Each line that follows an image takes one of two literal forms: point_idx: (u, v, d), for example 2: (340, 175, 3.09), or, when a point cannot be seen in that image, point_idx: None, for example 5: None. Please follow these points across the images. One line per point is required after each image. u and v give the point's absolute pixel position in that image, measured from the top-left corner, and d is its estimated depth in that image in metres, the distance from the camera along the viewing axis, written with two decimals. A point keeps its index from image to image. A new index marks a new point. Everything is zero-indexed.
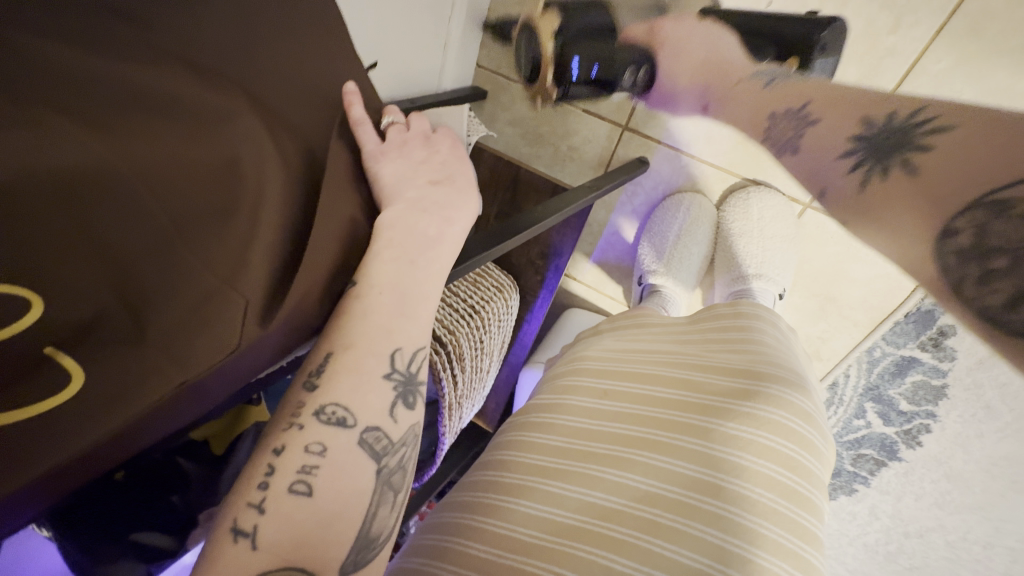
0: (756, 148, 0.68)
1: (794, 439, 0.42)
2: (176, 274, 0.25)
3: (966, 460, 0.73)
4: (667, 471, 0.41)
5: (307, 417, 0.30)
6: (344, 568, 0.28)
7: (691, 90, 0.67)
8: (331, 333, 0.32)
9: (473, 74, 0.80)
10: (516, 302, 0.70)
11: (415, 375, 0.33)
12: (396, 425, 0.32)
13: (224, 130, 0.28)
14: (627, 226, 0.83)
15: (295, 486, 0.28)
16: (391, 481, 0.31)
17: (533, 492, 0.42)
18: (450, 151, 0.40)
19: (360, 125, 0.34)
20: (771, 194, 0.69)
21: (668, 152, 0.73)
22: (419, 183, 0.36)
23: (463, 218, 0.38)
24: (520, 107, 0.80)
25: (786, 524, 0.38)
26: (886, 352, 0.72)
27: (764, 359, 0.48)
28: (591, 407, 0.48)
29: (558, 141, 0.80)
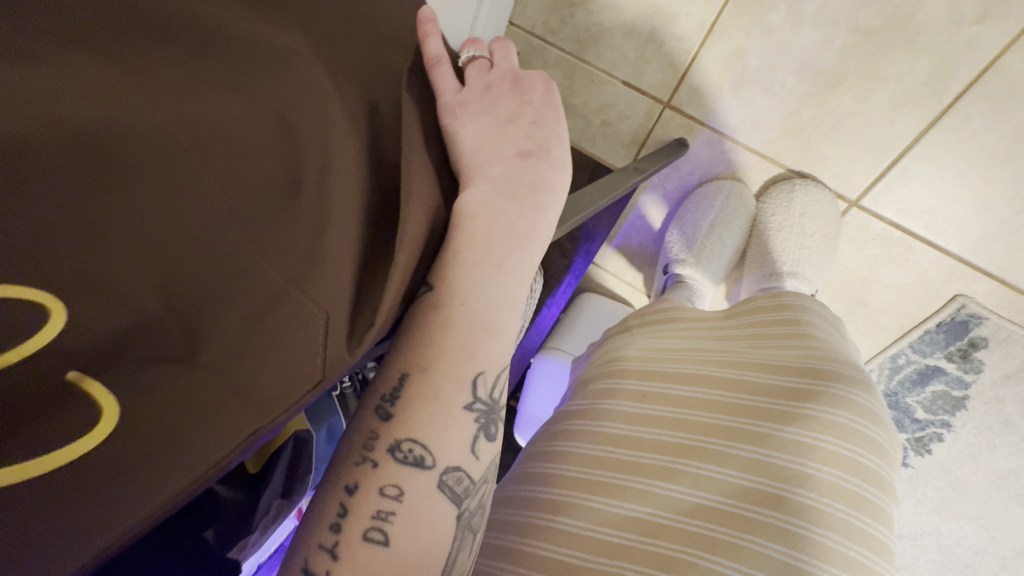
0: (806, 138, 0.64)
1: (859, 443, 0.39)
2: (239, 281, 0.22)
3: (973, 470, 0.73)
4: (720, 481, 0.39)
5: (382, 454, 0.27)
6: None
7: (744, 70, 0.62)
8: (407, 351, 0.29)
9: (503, 30, 0.73)
10: (540, 286, 0.65)
11: (497, 402, 0.31)
12: (477, 462, 0.29)
13: (299, 111, 0.25)
14: (655, 212, 0.79)
15: (370, 534, 0.25)
16: (471, 523, 0.29)
17: (576, 508, 0.41)
18: (544, 99, 0.34)
19: (437, 65, 0.31)
20: (819, 188, 0.65)
21: (710, 135, 0.68)
22: (504, 155, 0.32)
23: (555, 206, 0.33)
24: (553, 73, 0.74)
25: (856, 535, 0.36)
26: (910, 360, 0.71)
27: (817, 352, 0.44)
28: (629, 411, 0.45)
29: (590, 115, 0.75)
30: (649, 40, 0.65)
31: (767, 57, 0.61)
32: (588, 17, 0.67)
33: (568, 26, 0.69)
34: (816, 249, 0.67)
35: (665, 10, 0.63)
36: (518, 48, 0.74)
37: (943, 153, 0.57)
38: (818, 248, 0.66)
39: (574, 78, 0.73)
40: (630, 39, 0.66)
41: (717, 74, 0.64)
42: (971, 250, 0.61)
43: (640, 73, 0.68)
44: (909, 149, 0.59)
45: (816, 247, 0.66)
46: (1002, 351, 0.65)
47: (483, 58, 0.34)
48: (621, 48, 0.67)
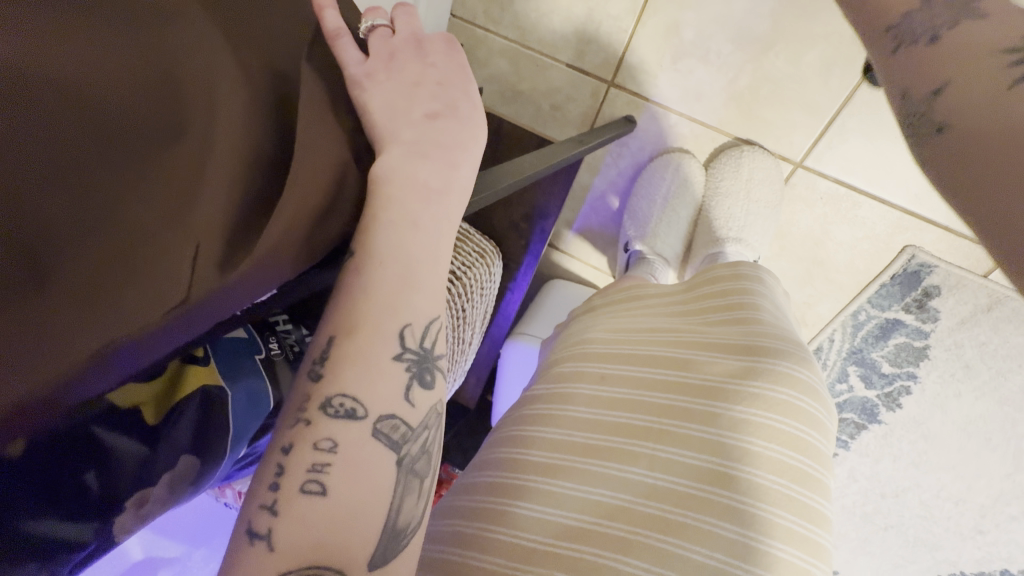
0: (747, 104, 0.65)
1: (803, 419, 0.39)
2: (101, 208, 0.21)
3: (942, 420, 0.74)
4: (677, 463, 0.39)
5: (314, 412, 0.26)
6: (373, 561, 0.25)
7: (681, 43, 0.64)
8: (334, 314, 0.29)
9: (445, 24, 0.73)
10: (499, 270, 0.65)
11: (431, 351, 0.30)
12: (414, 410, 0.28)
13: (170, 47, 0.24)
14: (611, 192, 0.80)
15: (307, 486, 0.25)
16: (415, 468, 0.28)
17: (534, 493, 0.40)
18: (447, 61, 0.35)
19: (338, 37, 0.30)
20: (763, 155, 0.67)
21: (655, 110, 0.70)
22: (413, 118, 0.32)
23: (470, 162, 0.34)
24: (498, 63, 0.74)
25: (797, 508, 0.37)
26: (870, 316, 0.72)
27: (768, 327, 0.44)
28: (589, 394, 0.45)
29: (539, 100, 0.75)
30: (587, 22, 0.67)
31: (701, 28, 0.62)
32: (527, 3, 0.68)
33: (508, 14, 0.70)
34: (759, 217, 0.69)
35: None
36: (462, 40, 0.74)
37: (875, 109, 0.59)
38: (761, 216, 0.69)
39: (520, 66, 0.73)
40: (569, 23, 0.67)
41: (655, 49, 0.65)
42: (912, 200, 0.63)
43: (583, 53, 0.69)
44: (844, 107, 0.60)
45: (759, 215, 0.69)
46: (955, 298, 0.67)
47: (385, 26, 0.34)
48: (562, 32, 0.69)
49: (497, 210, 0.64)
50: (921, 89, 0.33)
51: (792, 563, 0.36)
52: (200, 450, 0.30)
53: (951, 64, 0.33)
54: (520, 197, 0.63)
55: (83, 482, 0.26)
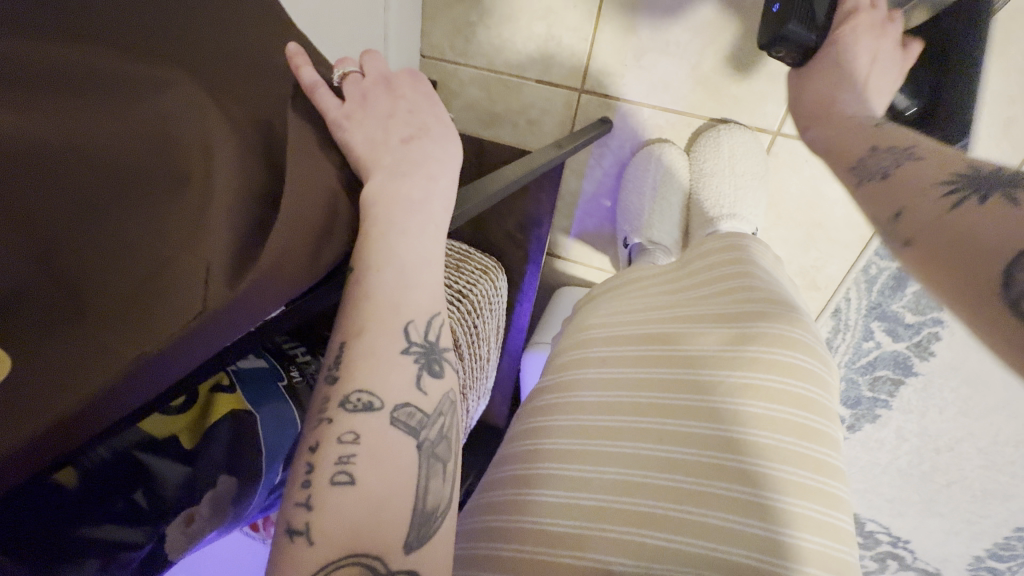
0: (714, 85, 0.67)
1: (805, 377, 0.39)
2: (128, 244, 0.24)
3: (980, 361, 0.72)
4: (680, 434, 0.39)
5: (334, 409, 0.28)
6: (409, 544, 0.26)
7: (640, 38, 0.67)
8: (343, 321, 0.31)
9: (417, 65, 0.77)
10: (504, 283, 0.67)
11: (436, 343, 0.31)
12: (427, 397, 0.30)
13: (167, 109, 0.27)
14: (601, 192, 0.81)
15: (336, 478, 0.26)
16: (436, 452, 0.29)
17: (551, 478, 0.41)
18: (415, 92, 0.37)
19: (316, 88, 0.32)
20: (740, 130, 0.68)
21: (627, 107, 0.72)
22: (391, 144, 0.34)
23: (449, 173, 0.35)
24: (471, 91, 0.78)
25: (808, 463, 0.37)
26: (882, 267, 0.72)
27: (758, 290, 0.43)
28: (592, 378, 0.45)
29: (516, 118, 0.78)
30: (548, 37, 0.70)
31: (656, 23, 0.65)
32: (488, 32, 0.72)
33: (472, 45, 0.73)
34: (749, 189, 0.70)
35: (555, 5, 0.67)
36: (435, 77, 0.78)
37: None
38: (751, 187, 0.70)
39: (493, 90, 0.77)
40: (531, 41, 0.71)
41: (617, 50, 0.68)
42: None
43: (549, 67, 0.72)
44: None
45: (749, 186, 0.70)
46: None
47: (355, 71, 0.36)
48: (525, 50, 0.72)
49: (492, 225, 0.66)
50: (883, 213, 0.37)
51: (810, 518, 0.35)
52: (234, 465, 0.34)
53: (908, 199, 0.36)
54: (512, 209, 0.64)
55: (131, 501, 0.31)
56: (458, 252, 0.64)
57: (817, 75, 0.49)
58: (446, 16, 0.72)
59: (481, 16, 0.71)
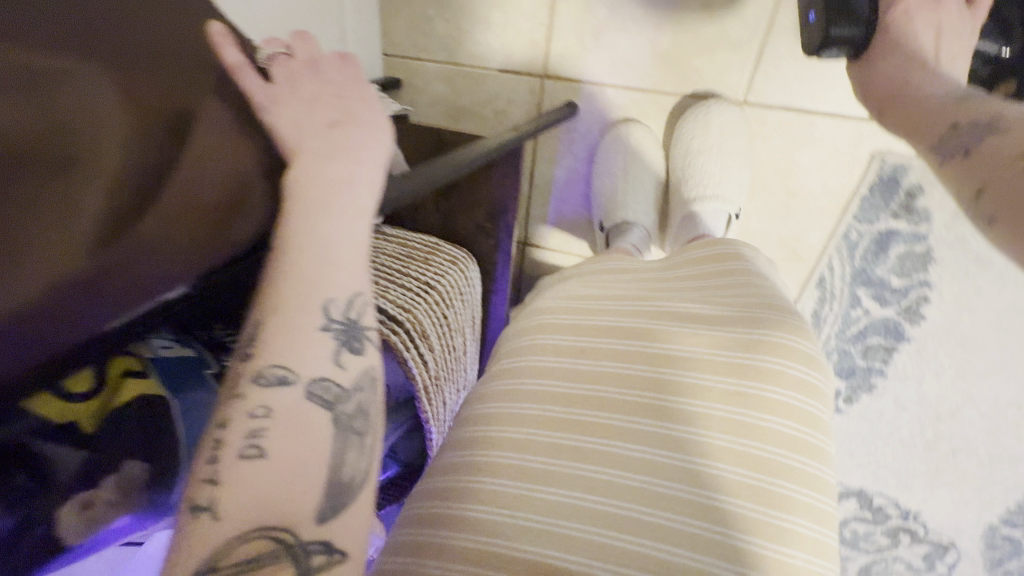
0: (677, 60, 0.66)
1: (799, 390, 0.39)
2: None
3: (972, 321, 0.71)
4: (673, 437, 0.38)
5: (246, 385, 0.28)
6: (322, 514, 0.27)
7: (597, 19, 0.66)
8: (262, 300, 0.30)
9: (380, 63, 0.77)
10: (476, 275, 0.67)
11: (358, 320, 0.31)
12: (345, 372, 0.30)
13: (58, 63, 0.25)
14: (574, 178, 0.81)
15: (245, 451, 0.26)
16: (354, 426, 0.29)
17: (513, 468, 0.39)
18: (343, 75, 0.37)
19: (240, 69, 0.32)
20: (728, 108, 0.67)
21: (592, 89, 0.71)
22: (316, 127, 0.34)
23: (377, 155, 0.35)
24: (435, 85, 0.77)
25: (797, 476, 0.37)
26: (862, 233, 0.70)
27: (758, 302, 0.44)
28: (571, 368, 0.43)
29: (481, 110, 0.77)
30: (505, 26, 0.70)
31: (612, 2, 0.65)
32: (447, 25, 0.72)
33: (432, 39, 0.73)
34: (733, 170, 0.69)
35: None
36: (399, 75, 0.78)
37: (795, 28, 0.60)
38: (735, 168, 0.69)
39: (457, 84, 0.76)
40: (490, 30, 0.71)
41: (575, 32, 0.68)
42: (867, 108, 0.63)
43: (510, 55, 0.72)
44: (769, 37, 0.61)
45: (733, 167, 0.69)
46: (940, 190, 0.65)
47: (281, 54, 0.36)
48: (485, 40, 0.72)
49: (459, 216, 0.65)
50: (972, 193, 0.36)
51: (796, 531, 0.36)
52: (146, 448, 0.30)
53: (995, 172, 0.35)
54: (477, 198, 0.63)
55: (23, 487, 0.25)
56: (426, 244, 0.63)
57: (882, 58, 0.46)
58: (405, 12, 0.72)
59: (439, 9, 0.71)
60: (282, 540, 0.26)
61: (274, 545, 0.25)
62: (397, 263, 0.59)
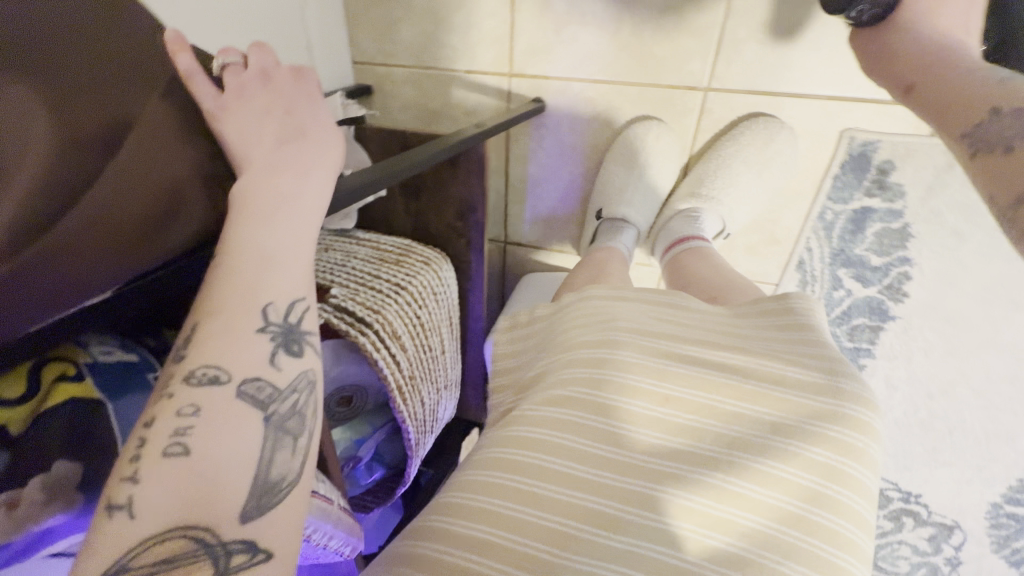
0: (638, 50, 0.66)
1: (875, 469, 0.36)
2: None
3: (956, 296, 0.70)
4: (747, 499, 0.34)
5: (179, 385, 0.29)
6: (246, 513, 0.27)
7: (556, 15, 0.67)
8: (200, 304, 0.32)
9: (351, 70, 0.78)
10: (450, 275, 0.67)
11: (297, 325, 0.33)
12: (280, 372, 0.32)
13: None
14: (548, 174, 0.81)
15: (170, 449, 0.27)
16: (285, 426, 0.31)
17: (552, 502, 0.35)
18: (289, 94, 0.40)
19: (192, 76, 0.33)
20: (789, 131, 0.66)
21: (558, 85, 0.72)
22: (264, 142, 0.37)
23: (325, 166, 0.39)
24: (406, 90, 0.78)
25: (863, 556, 0.33)
26: (838, 212, 0.70)
27: (842, 362, 0.40)
28: (636, 407, 0.39)
29: (452, 112, 0.78)
30: (469, 27, 0.70)
31: None
32: (411, 29, 0.73)
33: (398, 44, 0.74)
34: (742, 192, 0.71)
35: None
36: (370, 81, 0.79)
37: (753, 11, 0.60)
38: (746, 190, 0.71)
39: (427, 87, 0.77)
40: (453, 32, 0.71)
41: (536, 29, 0.68)
42: (831, 86, 0.62)
43: (475, 56, 0.72)
44: (727, 21, 0.61)
45: (745, 189, 0.71)
46: (912, 165, 0.64)
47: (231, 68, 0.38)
48: (449, 42, 0.72)
49: (430, 217, 0.66)
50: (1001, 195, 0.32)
51: None
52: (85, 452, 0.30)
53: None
54: (445, 199, 0.64)
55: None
56: (398, 246, 0.64)
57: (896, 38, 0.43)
58: (370, 20, 0.73)
59: (402, 15, 0.72)
60: (202, 539, 0.26)
61: (192, 544, 0.26)
62: (369, 266, 0.59)
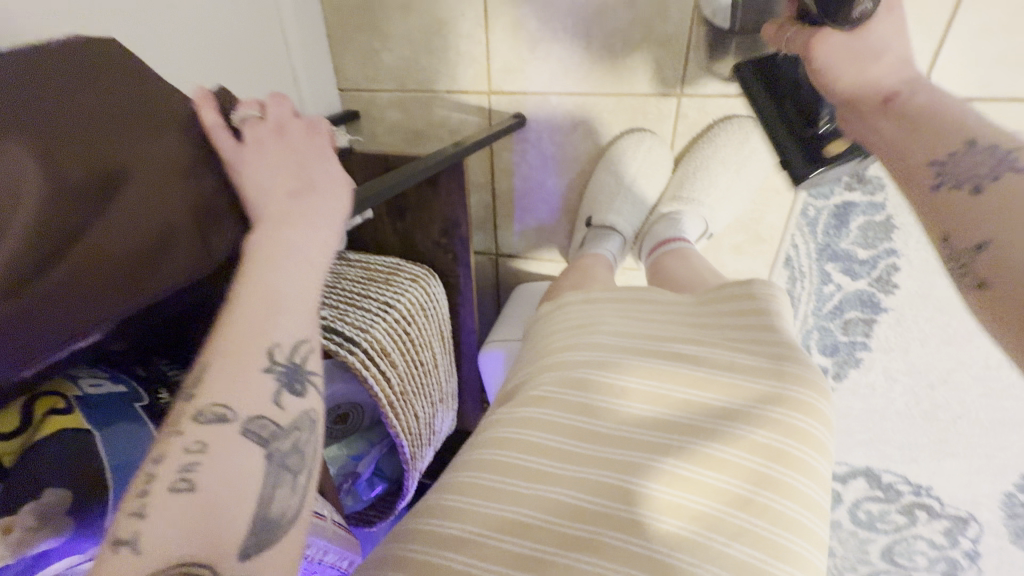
0: (611, 62, 0.68)
1: (823, 451, 0.38)
2: None
3: (947, 285, 0.70)
4: (697, 483, 0.36)
5: (187, 422, 0.30)
6: (245, 551, 0.28)
7: (529, 33, 0.69)
8: (208, 344, 0.33)
9: (337, 97, 0.81)
10: (439, 290, 0.69)
11: (301, 365, 0.34)
12: (283, 411, 0.32)
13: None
14: (534, 186, 0.82)
15: (176, 485, 0.28)
16: (286, 463, 0.32)
17: (518, 496, 0.37)
18: (307, 144, 0.40)
19: (215, 130, 0.35)
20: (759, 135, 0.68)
21: (536, 100, 0.74)
22: (274, 195, 0.37)
23: (331, 220, 0.39)
24: (391, 113, 0.81)
25: (810, 534, 0.35)
26: (820, 208, 0.70)
27: (794, 350, 0.42)
28: (596, 403, 0.41)
29: (437, 132, 0.80)
30: (447, 50, 0.73)
31: (541, 16, 0.67)
32: (392, 55, 0.75)
33: (381, 70, 0.77)
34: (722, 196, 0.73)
35: (446, 18, 0.70)
36: (356, 107, 0.82)
37: None
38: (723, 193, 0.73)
39: (411, 109, 0.79)
40: (432, 56, 0.74)
41: (511, 48, 0.70)
42: None
43: (456, 77, 0.75)
44: (693, 29, 0.63)
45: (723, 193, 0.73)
46: None
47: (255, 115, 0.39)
48: (429, 66, 0.75)
49: (416, 235, 0.68)
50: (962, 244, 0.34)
51: None
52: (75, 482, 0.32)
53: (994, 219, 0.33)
54: (430, 217, 0.66)
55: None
56: (386, 266, 0.66)
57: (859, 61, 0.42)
58: (353, 49, 0.76)
59: (382, 42, 0.75)
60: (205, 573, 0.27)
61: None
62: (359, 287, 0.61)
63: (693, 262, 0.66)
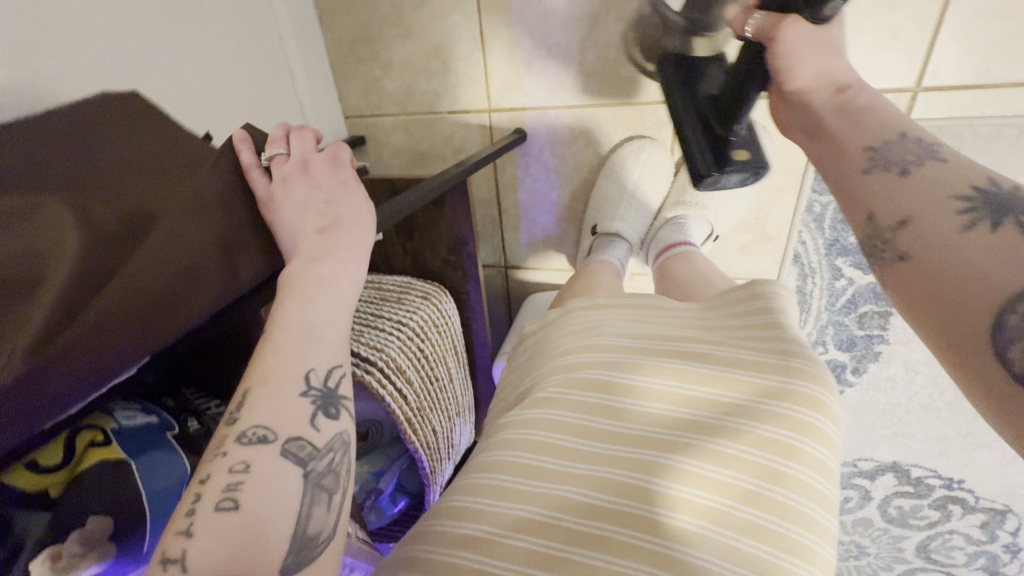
0: (606, 74, 0.69)
1: (827, 444, 0.38)
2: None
3: None
4: (703, 480, 0.37)
5: (231, 444, 0.32)
6: (287, 568, 0.30)
7: (524, 52, 0.71)
8: (250, 372, 0.35)
9: (344, 125, 0.84)
10: (451, 307, 0.70)
11: (335, 389, 0.36)
12: (319, 432, 0.34)
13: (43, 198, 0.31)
14: (539, 198, 0.84)
15: (221, 504, 0.29)
16: (323, 482, 0.33)
17: (525, 494, 0.38)
18: (332, 178, 0.42)
19: (250, 171, 0.39)
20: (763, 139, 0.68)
21: (536, 115, 0.75)
22: (303, 231, 0.39)
23: (357, 254, 0.40)
24: (396, 137, 0.83)
25: (816, 528, 0.35)
26: (824, 205, 0.71)
27: (797, 345, 0.42)
28: (601, 402, 0.42)
29: (442, 151, 0.82)
30: (446, 72, 0.75)
31: (534, 34, 0.69)
32: (394, 82, 0.78)
33: (385, 97, 0.80)
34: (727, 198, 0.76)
35: (443, 43, 0.73)
36: (362, 133, 0.85)
37: None
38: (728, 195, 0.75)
39: (415, 131, 0.82)
40: (432, 79, 0.76)
41: (507, 67, 0.72)
42: None
43: (456, 98, 0.77)
44: None
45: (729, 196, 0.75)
46: None
47: (283, 152, 0.42)
48: (430, 89, 0.77)
49: (426, 253, 0.69)
50: (884, 220, 0.34)
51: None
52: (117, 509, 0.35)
53: (914, 201, 0.34)
54: (439, 235, 0.68)
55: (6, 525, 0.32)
56: (399, 286, 0.68)
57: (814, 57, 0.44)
58: (356, 78, 0.79)
59: (384, 70, 0.77)
60: None
61: None
62: (374, 309, 0.63)
63: (699, 264, 0.67)
